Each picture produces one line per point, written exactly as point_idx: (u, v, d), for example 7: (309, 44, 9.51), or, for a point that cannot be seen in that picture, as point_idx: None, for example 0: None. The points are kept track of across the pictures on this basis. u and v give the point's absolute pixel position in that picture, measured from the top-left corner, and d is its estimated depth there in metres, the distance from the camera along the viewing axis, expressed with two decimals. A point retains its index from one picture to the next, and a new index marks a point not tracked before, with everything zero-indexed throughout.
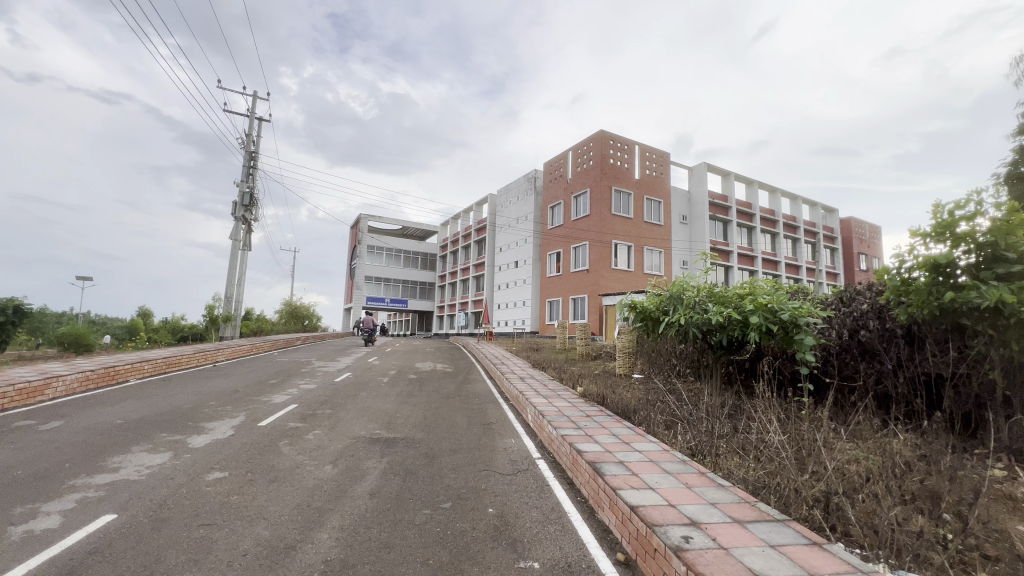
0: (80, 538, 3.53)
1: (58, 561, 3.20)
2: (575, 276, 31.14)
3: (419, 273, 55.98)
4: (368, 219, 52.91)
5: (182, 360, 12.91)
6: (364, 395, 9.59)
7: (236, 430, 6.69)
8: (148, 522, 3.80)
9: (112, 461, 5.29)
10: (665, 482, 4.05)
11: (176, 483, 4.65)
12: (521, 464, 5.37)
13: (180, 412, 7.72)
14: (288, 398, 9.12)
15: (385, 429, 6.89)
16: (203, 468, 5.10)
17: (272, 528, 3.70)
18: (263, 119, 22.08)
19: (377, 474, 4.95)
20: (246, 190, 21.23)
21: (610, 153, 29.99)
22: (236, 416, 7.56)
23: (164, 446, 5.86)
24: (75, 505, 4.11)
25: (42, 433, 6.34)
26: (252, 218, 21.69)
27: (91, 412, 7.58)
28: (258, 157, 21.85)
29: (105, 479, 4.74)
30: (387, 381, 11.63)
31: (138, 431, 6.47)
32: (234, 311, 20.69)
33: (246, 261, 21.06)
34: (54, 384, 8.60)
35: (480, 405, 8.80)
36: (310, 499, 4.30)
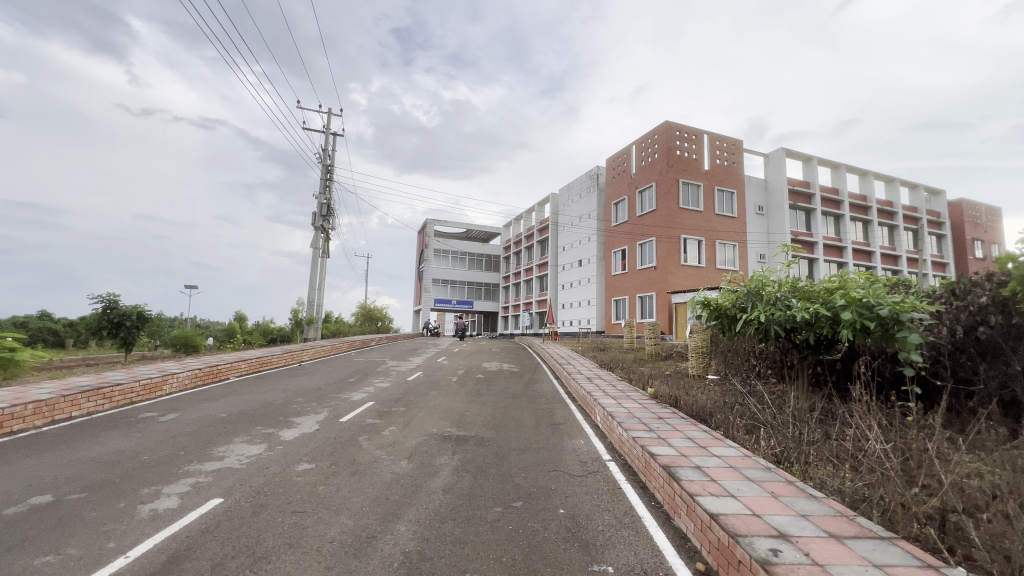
0: (195, 518, 3.95)
1: (178, 538, 3.61)
2: (641, 274, 30.24)
3: (484, 275, 57.09)
4: (434, 224, 54.86)
5: (273, 360, 14.13)
6: (434, 394, 9.89)
7: (321, 425, 7.21)
8: (249, 506, 4.19)
9: (218, 450, 5.89)
10: (748, 490, 3.79)
11: (271, 472, 5.09)
12: (592, 465, 5.28)
13: (272, 407, 8.44)
14: (365, 396, 9.64)
15: (455, 427, 7.05)
16: (293, 459, 5.54)
17: (355, 518, 3.92)
18: (337, 134, 23.65)
19: (450, 471, 5.10)
20: (323, 201, 22.85)
21: (677, 145, 28.76)
22: (320, 411, 8.14)
23: (259, 438, 6.43)
24: (189, 488, 4.63)
25: (161, 423, 7.20)
26: (330, 227, 23.30)
27: (199, 405, 8.50)
28: (334, 170, 23.42)
29: (212, 466, 5.29)
30: (456, 380, 11.94)
31: (239, 424, 7.17)
32: (316, 314, 22.29)
33: (326, 268, 22.65)
34: (171, 380, 9.76)
35: (548, 405, 8.76)
36: (387, 492, 4.52)
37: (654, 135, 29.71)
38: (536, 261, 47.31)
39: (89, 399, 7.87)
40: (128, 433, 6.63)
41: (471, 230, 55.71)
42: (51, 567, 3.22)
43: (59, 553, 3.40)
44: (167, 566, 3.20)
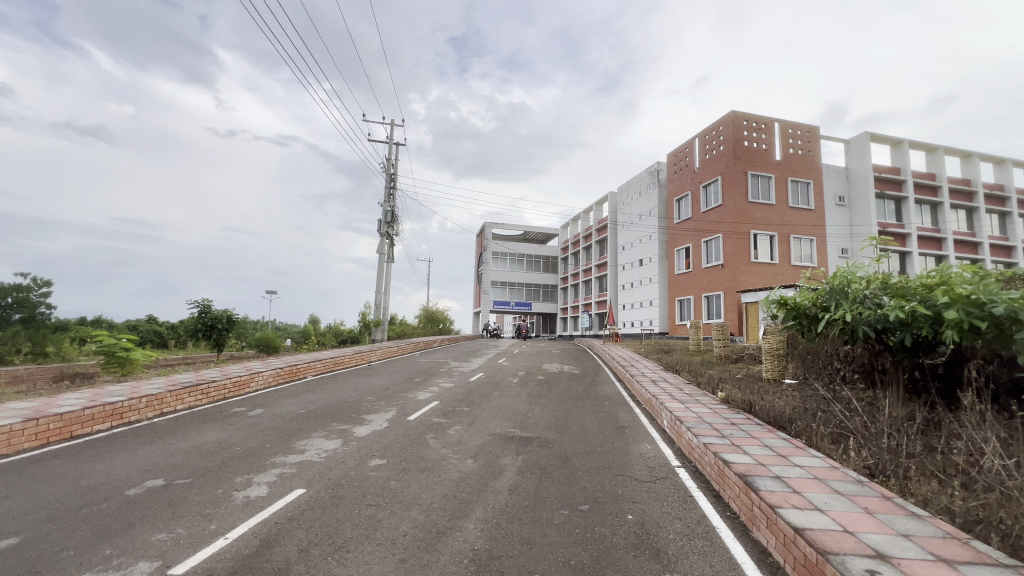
0: (282, 506, 4.28)
1: (268, 524, 3.91)
2: (708, 273, 28.89)
3: (542, 276, 57.06)
4: (492, 227, 55.67)
5: (345, 360, 14.98)
6: (496, 395, 10.01)
7: (390, 423, 7.52)
8: (328, 498, 4.45)
9: (300, 444, 6.33)
10: (837, 504, 3.50)
11: (348, 466, 5.39)
12: (660, 471, 5.10)
13: (346, 405, 8.94)
14: (430, 396, 9.95)
15: (518, 428, 7.10)
16: (366, 455, 5.83)
17: (426, 514, 4.06)
18: (399, 144, 24.68)
19: (514, 471, 5.15)
20: (388, 209, 23.92)
21: (744, 135, 27.23)
22: (389, 410, 8.51)
23: (335, 434, 6.82)
24: (275, 478, 5.01)
25: (250, 418, 7.86)
26: (394, 233, 24.32)
27: (281, 402, 9.18)
28: (397, 179, 24.45)
29: (295, 459, 5.69)
30: (517, 381, 12.02)
31: (317, 420, 7.67)
32: (383, 316, 23.36)
33: (390, 272, 23.67)
34: (257, 378, 10.63)
35: (612, 408, 8.60)
36: (455, 490, 4.63)
37: (718, 126, 28.32)
38: (595, 261, 46.60)
39: (189, 394, 8.74)
40: (223, 425, 7.30)
41: (529, 232, 55.95)
42: (165, 543, 3.61)
43: (171, 531, 3.80)
44: (260, 549, 3.48)
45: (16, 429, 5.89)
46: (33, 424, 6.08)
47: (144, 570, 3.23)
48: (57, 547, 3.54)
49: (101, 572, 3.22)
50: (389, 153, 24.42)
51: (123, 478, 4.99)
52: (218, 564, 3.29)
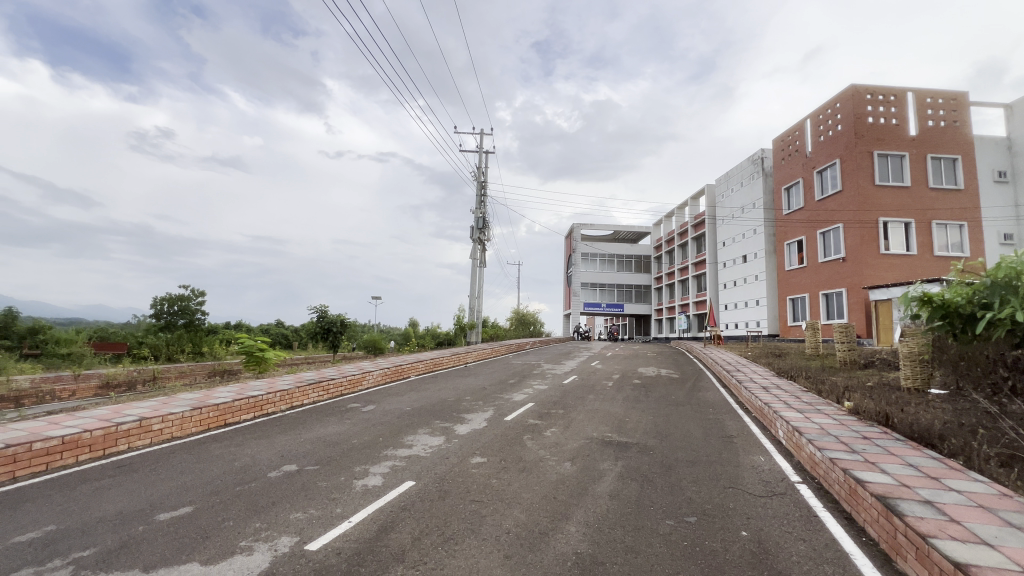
0: (395, 496, 4.62)
1: (383, 511, 4.25)
2: (826, 268, 25.88)
3: (634, 277, 55.22)
4: (581, 228, 55.12)
5: (443, 361, 15.78)
6: (592, 398, 9.86)
7: (488, 422, 7.76)
8: (436, 491, 4.72)
9: (408, 439, 6.79)
10: (1012, 539, 2.94)
11: (451, 462, 5.67)
12: (777, 486, 4.67)
13: (447, 404, 9.41)
14: (525, 397, 10.10)
15: (616, 433, 6.94)
16: (468, 452, 6.09)
17: (527, 513, 4.13)
18: (489, 152, 25.49)
19: (614, 477, 5.04)
20: (479, 215, 24.81)
21: (867, 110, 24.03)
22: (487, 410, 8.80)
23: (438, 431, 7.21)
24: (389, 469, 5.44)
25: (363, 413, 8.60)
26: (486, 239, 25.13)
27: (389, 399, 9.93)
28: (487, 185, 25.26)
29: (404, 453, 6.12)
30: (612, 385, 11.74)
31: (422, 417, 8.18)
32: (477, 319, 24.23)
33: (483, 276, 24.49)
34: (367, 377, 11.60)
35: (717, 415, 8.06)
36: (555, 491, 4.66)
37: (835, 104, 25.33)
38: (692, 259, 44.04)
39: (313, 390, 9.79)
40: (343, 419, 8.10)
41: (619, 231, 54.48)
42: (301, 521, 4.09)
43: (305, 511, 4.30)
44: (379, 534, 3.79)
45: (185, 415, 7.05)
46: (197, 412, 7.22)
47: (286, 543, 3.68)
48: (219, 518, 4.18)
49: (254, 541, 3.74)
50: (480, 161, 25.33)
51: (264, 462, 5.74)
52: (345, 543, 3.66)
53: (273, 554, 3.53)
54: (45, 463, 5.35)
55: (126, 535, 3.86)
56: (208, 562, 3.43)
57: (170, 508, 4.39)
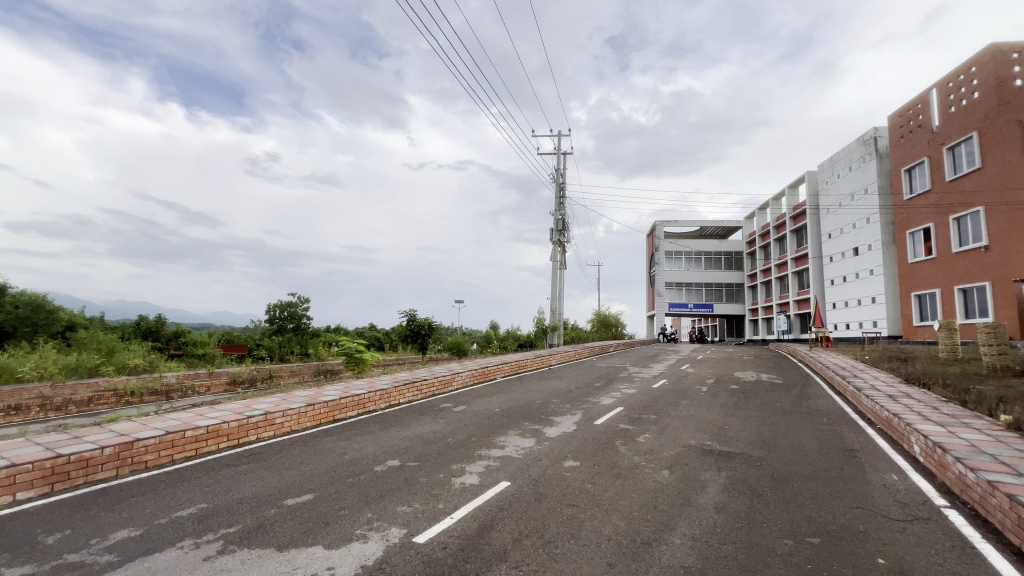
0: (493, 496, 4.73)
1: (482, 510, 4.37)
2: (962, 259, 22.36)
3: (724, 275, 51.77)
4: (664, 225, 52.84)
5: (528, 363, 15.93)
6: (685, 404, 9.35)
7: (578, 426, 7.68)
8: (531, 493, 4.76)
9: (500, 439, 6.94)
10: None
11: (544, 465, 5.68)
12: (918, 510, 4.09)
13: (534, 406, 9.47)
14: (614, 401, 9.85)
15: (716, 441, 6.53)
16: (561, 455, 6.08)
17: (627, 521, 4.02)
18: (567, 153, 25.39)
19: (718, 488, 4.74)
20: (559, 217, 24.77)
21: (1013, 72, 20.45)
22: (575, 413, 8.72)
23: (529, 433, 7.29)
24: (484, 468, 5.60)
25: (455, 413, 8.93)
26: (566, 240, 24.98)
27: (479, 400, 10.20)
28: (566, 187, 25.14)
29: (497, 453, 6.25)
30: (706, 390, 11.06)
31: (512, 418, 8.31)
32: (558, 321, 24.21)
33: (564, 278, 24.38)
34: (457, 378, 12.04)
35: (834, 426, 7.29)
36: (655, 501, 4.48)
37: (970, 69, 21.87)
38: (791, 253, 40.31)
39: (408, 390, 10.36)
40: (436, 418, 8.46)
41: (706, 227, 51.45)
42: (407, 514, 4.34)
43: (410, 505, 4.56)
44: (480, 532, 3.91)
45: (301, 411, 7.80)
46: (311, 408, 7.97)
47: (396, 535, 3.92)
48: (336, 506, 4.56)
49: (368, 530, 4.03)
50: (557, 163, 25.25)
51: (371, 456, 6.18)
52: (450, 539, 3.80)
53: (386, 544, 3.77)
54: (195, 449, 6.20)
55: (261, 516, 4.35)
56: (331, 546, 3.75)
57: (295, 495, 4.88)
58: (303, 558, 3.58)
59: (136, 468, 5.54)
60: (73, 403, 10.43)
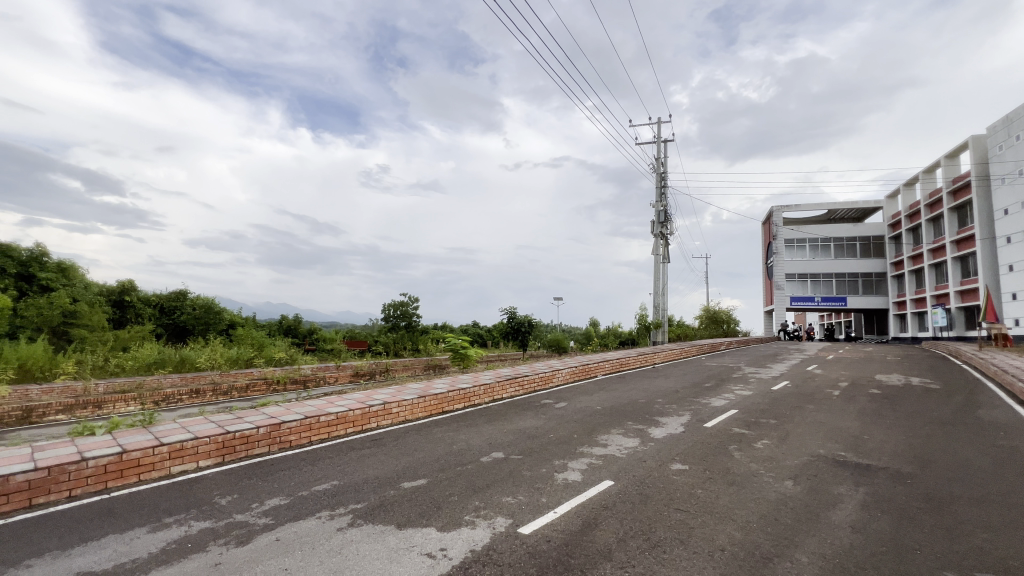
0: (595, 494, 4.68)
1: (585, 507, 4.35)
2: None
3: (860, 263, 45.28)
4: (782, 210, 47.69)
5: (630, 361, 15.43)
6: (812, 409, 8.34)
7: (686, 427, 7.27)
8: (637, 495, 4.61)
9: (602, 438, 6.84)
10: None
11: (650, 466, 5.49)
12: None
13: (638, 405, 9.16)
14: (727, 403, 9.14)
15: (852, 452, 5.76)
16: (667, 457, 5.82)
17: (743, 532, 3.73)
18: (668, 140, 24.14)
19: (855, 505, 4.18)
20: (661, 208, 23.65)
21: None
22: (683, 414, 8.26)
23: (632, 432, 7.09)
24: (586, 466, 5.57)
25: (557, 410, 8.99)
26: (669, 232, 23.74)
27: (580, 397, 10.15)
28: (668, 176, 23.90)
29: (600, 451, 6.18)
30: (838, 394, 9.78)
31: (615, 417, 8.12)
32: (662, 318, 23.17)
33: (668, 272, 23.22)
34: (557, 375, 12.07)
35: (1014, 442, 6.03)
36: (776, 513, 4.09)
37: None
38: (950, 235, 33.94)
39: (510, 385, 10.64)
40: (538, 414, 8.60)
41: (835, 209, 45.42)
42: (512, 505, 4.48)
43: (515, 496, 4.70)
44: (584, 529, 3.89)
45: (414, 402, 8.42)
46: (422, 400, 8.55)
47: (502, 524, 4.07)
48: (446, 492, 4.86)
49: (476, 517, 4.23)
50: (657, 151, 24.17)
51: (477, 448, 6.48)
52: (554, 533, 3.84)
53: (492, 531, 3.93)
54: (328, 432, 7.02)
55: (382, 496, 4.79)
56: (443, 529, 4.01)
57: (410, 479, 5.30)
58: (419, 537, 3.88)
59: (284, 446, 6.44)
60: (235, 389, 12.40)
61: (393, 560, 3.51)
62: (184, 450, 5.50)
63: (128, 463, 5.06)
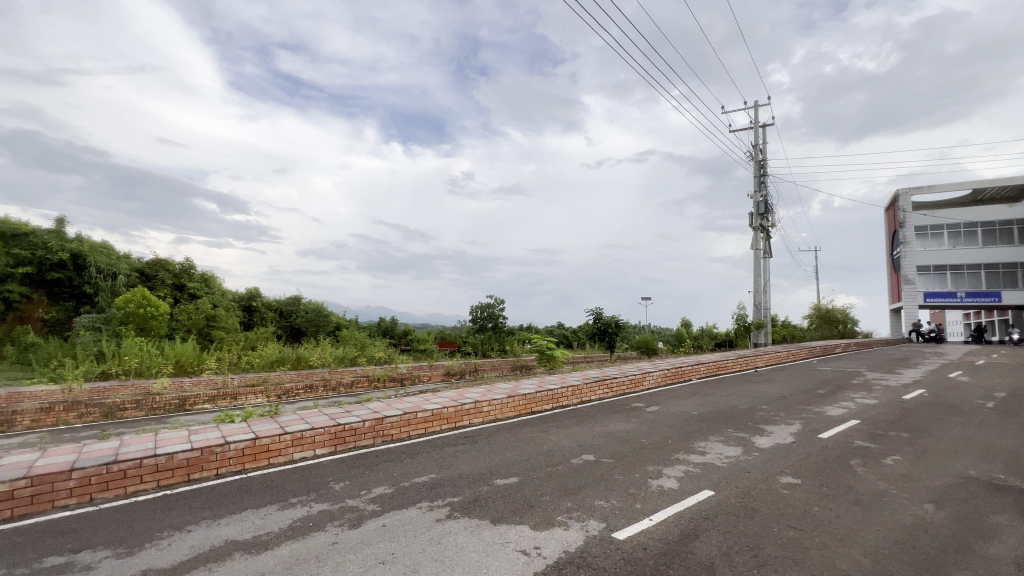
0: (694, 503, 4.44)
1: (684, 517, 4.14)
2: None
3: (1018, 251, 38.04)
4: (910, 194, 41.61)
5: (729, 364, 14.39)
6: (957, 423, 7.15)
7: (797, 438, 6.63)
8: (741, 507, 4.31)
9: (699, 445, 6.48)
10: None
11: (755, 477, 5.09)
12: None
13: (740, 412, 8.52)
14: (846, 413, 8.17)
15: (1015, 476, 4.85)
16: (775, 469, 5.35)
17: (872, 559, 3.32)
18: (766, 124, 22.24)
19: (1019, 539, 3.53)
20: (760, 199, 21.83)
21: None
22: (793, 423, 7.53)
23: (734, 440, 6.61)
24: (683, 473, 5.31)
25: (648, 413, 8.66)
26: (771, 224, 21.81)
27: (673, 402, 9.68)
28: (767, 163, 21.99)
29: (698, 459, 5.86)
30: (992, 407, 8.28)
31: (713, 424, 7.63)
32: (764, 317, 21.36)
33: (769, 268, 21.36)
34: (647, 378, 11.62)
35: None
36: (913, 539, 3.58)
37: None
38: None
39: (599, 387, 10.46)
40: (628, 418, 8.35)
41: (981, 188, 38.66)
42: (605, 509, 4.40)
43: (608, 500, 4.62)
44: (683, 539, 3.72)
45: (504, 401, 8.62)
46: (511, 399, 8.72)
47: (595, 527, 4.02)
48: (538, 491, 4.92)
49: (568, 519, 4.22)
50: (754, 138, 22.40)
51: (567, 449, 6.46)
52: (651, 541, 3.72)
53: (586, 534, 3.90)
54: (425, 428, 7.44)
55: (477, 492, 4.96)
56: (537, 528, 4.06)
57: (503, 476, 5.43)
58: (513, 533, 3.97)
59: (387, 439, 6.94)
60: (342, 385, 13.63)
61: (490, 554, 3.62)
62: (304, 439, 6.15)
63: (260, 448, 5.78)
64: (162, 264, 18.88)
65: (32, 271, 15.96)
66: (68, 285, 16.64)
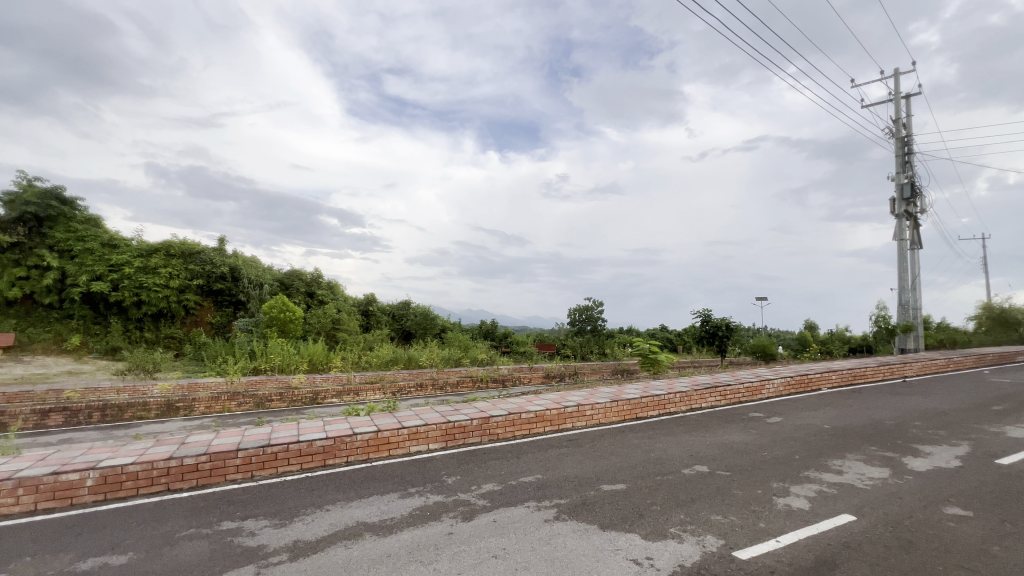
0: (831, 527, 3.96)
1: (818, 542, 3.71)
2: None
3: None
4: None
5: (868, 372, 12.56)
6: None
7: (965, 462, 5.58)
8: (891, 537, 3.75)
9: (834, 463, 5.75)
10: None
11: (909, 504, 4.39)
12: None
13: (885, 428, 7.39)
14: None
15: None
16: (936, 496, 4.56)
17: None
18: (911, 94, 19.14)
19: None
20: (904, 181, 18.81)
21: None
22: (959, 444, 6.34)
23: (878, 460, 5.76)
24: (815, 493, 4.76)
25: (770, 425, 7.88)
26: (919, 210, 18.68)
27: (799, 413, 8.70)
28: (913, 139, 18.90)
29: (833, 478, 5.21)
30: None
31: (851, 440, 6.72)
32: (913, 319, 18.31)
33: (918, 261, 18.28)
34: (767, 386, 10.59)
35: None
36: None
37: None
38: None
39: (710, 394, 9.78)
40: (746, 428, 7.68)
41: None
42: (724, 525, 4.10)
43: (726, 516, 4.30)
44: (819, 566, 3.34)
45: (607, 406, 8.44)
46: (615, 404, 8.51)
47: (713, 543, 3.76)
48: (647, 500, 4.73)
49: (682, 532, 4.02)
50: (895, 111, 19.41)
51: (677, 458, 6.13)
52: (779, 564, 3.39)
53: (702, 550, 3.67)
54: (529, 428, 7.58)
55: (583, 496, 4.92)
56: (648, 538, 3.92)
57: (610, 482, 5.32)
58: (623, 541, 3.88)
59: (493, 437, 7.20)
60: (449, 384, 14.38)
61: (599, 559, 3.58)
62: (419, 434, 6.61)
63: (382, 440, 6.33)
64: (298, 275, 21.57)
65: (203, 283, 19.21)
66: (228, 293, 19.74)
